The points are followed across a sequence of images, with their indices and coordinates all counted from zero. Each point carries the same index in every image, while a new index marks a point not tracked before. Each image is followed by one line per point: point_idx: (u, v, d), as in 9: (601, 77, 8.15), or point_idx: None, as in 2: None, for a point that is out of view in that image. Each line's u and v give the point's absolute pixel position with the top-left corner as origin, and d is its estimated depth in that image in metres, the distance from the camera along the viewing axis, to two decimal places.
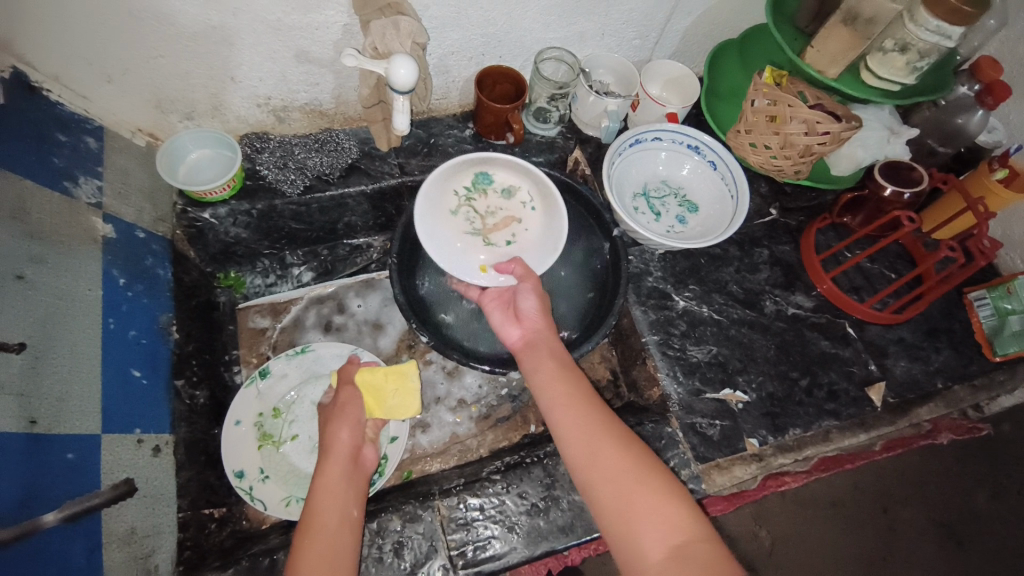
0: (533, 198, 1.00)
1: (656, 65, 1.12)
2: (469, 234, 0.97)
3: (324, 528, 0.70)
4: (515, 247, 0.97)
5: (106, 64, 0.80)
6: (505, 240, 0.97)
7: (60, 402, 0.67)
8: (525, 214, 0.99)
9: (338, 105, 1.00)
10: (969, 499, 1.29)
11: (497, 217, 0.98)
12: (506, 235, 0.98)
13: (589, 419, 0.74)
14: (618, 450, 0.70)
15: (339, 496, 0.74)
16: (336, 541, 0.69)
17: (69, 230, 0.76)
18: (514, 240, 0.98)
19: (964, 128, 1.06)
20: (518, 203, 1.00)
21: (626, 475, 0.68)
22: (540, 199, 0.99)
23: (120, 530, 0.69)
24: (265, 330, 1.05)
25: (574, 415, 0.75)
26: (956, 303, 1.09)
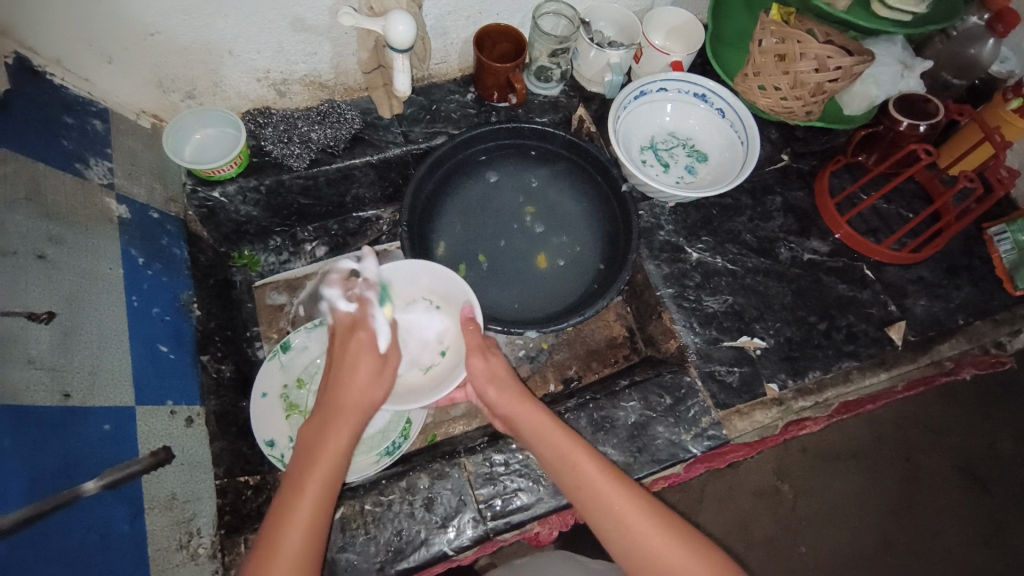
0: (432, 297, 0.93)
1: (657, 13, 1.09)
2: (406, 370, 0.89)
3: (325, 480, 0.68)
4: (451, 352, 0.91)
5: (106, 44, 0.81)
6: (438, 353, 0.91)
7: (92, 375, 0.69)
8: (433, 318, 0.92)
9: (337, 75, 0.99)
10: (994, 444, 1.28)
11: (413, 341, 0.91)
12: (436, 351, 0.91)
13: (611, 496, 0.70)
14: (646, 521, 0.69)
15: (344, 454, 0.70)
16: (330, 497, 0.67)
17: (86, 210, 0.77)
18: (445, 346, 0.91)
19: (977, 59, 1.03)
20: (422, 312, 0.92)
21: (659, 546, 0.67)
22: (440, 297, 0.92)
23: (162, 495, 0.72)
24: (283, 306, 1.07)
25: (599, 493, 0.71)
26: (975, 238, 1.07)
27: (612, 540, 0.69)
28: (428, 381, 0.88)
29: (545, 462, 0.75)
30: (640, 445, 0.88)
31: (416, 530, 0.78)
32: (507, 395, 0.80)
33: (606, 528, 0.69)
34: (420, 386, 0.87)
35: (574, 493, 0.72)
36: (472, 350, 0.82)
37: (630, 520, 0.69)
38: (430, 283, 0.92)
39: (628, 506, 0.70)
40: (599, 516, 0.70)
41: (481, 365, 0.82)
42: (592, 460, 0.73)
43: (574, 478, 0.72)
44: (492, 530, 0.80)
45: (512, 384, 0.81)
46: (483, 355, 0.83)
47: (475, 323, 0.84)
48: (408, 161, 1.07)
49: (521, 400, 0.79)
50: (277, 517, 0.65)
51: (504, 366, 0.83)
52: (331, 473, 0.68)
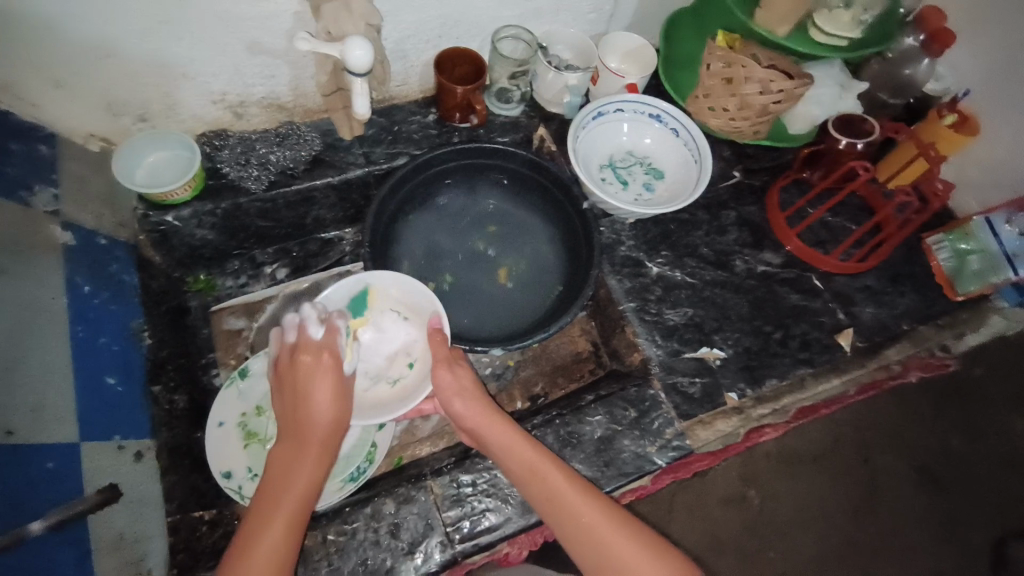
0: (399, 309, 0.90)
1: (612, 38, 1.13)
2: (372, 384, 0.87)
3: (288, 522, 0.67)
4: (420, 363, 0.88)
5: (53, 68, 0.79)
6: (407, 365, 0.89)
7: (35, 411, 0.66)
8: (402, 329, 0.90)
9: (297, 97, 0.99)
10: (945, 442, 1.34)
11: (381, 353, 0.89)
12: (404, 364, 0.89)
13: (577, 505, 0.71)
14: (613, 530, 0.69)
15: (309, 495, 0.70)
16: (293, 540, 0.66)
17: (26, 239, 0.74)
18: (414, 357, 0.89)
19: (912, 78, 1.11)
20: (389, 325, 0.90)
21: (625, 556, 0.67)
22: (408, 309, 0.90)
23: (109, 536, 0.69)
24: (242, 330, 1.04)
25: (565, 503, 0.71)
26: (915, 248, 1.14)
27: (579, 550, 0.69)
28: (395, 393, 0.86)
29: (513, 476, 0.75)
30: (607, 459, 0.88)
31: (382, 558, 0.76)
32: (476, 408, 0.79)
33: (573, 539, 0.69)
34: (387, 401, 0.85)
35: (541, 505, 0.72)
36: (439, 362, 0.80)
37: (595, 529, 0.69)
38: (398, 295, 0.90)
39: (594, 517, 0.70)
40: (566, 525, 0.70)
41: (448, 377, 0.80)
42: (560, 472, 0.73)
43: (542, 491, 0.73)
44: (460, 553, 0.79)
45: (482, 397, 0.80)
46: (450, 367, 0.80)
47: (443, 335, 0.83)
48: (371, 181, 1.06)
49: (489, 413, 0.78)
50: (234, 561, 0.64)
51: (471, 377, 0.81)
52: (293, 516, 0.67)
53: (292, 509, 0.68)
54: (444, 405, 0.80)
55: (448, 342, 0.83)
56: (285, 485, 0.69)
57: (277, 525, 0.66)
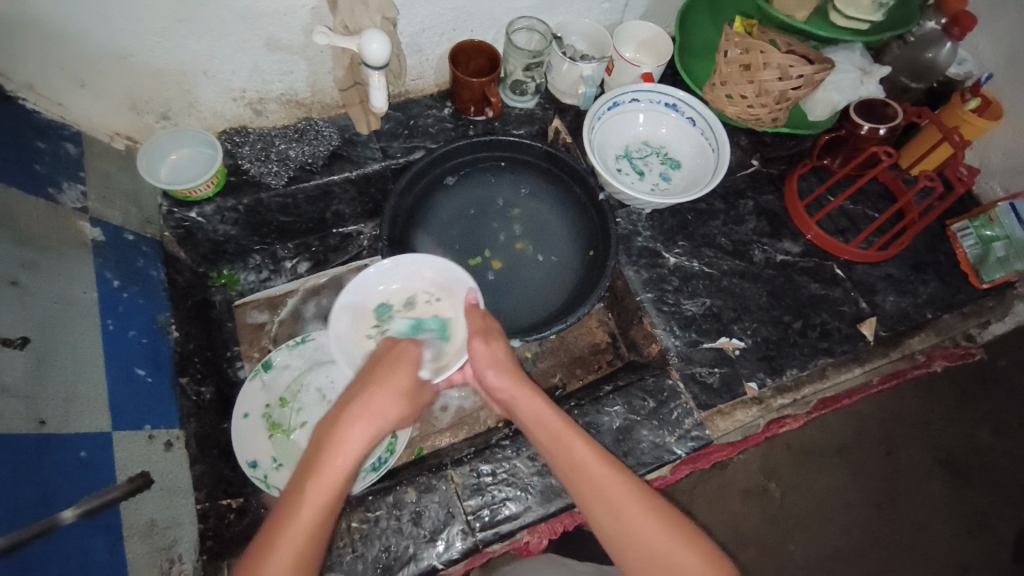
0: (433, 292, 0.95)
1: (628, 27, 1.12)
2: None
3: (333, 482, 0.63)
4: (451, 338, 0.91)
5: (79, 68, 0.80)
6: (438, 340, 0.92)
7: (68, 401, 0.67)
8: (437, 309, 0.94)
9: (314, 93, 1.00)
10: (970, 434, 1.31)
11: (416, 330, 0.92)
12: (434, 336, 0.91)
13: (602, 477, 0.70)
14: (636, 505, 0.68)
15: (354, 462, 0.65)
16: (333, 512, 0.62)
17: (58, 233, 0.76)
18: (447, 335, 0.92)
19: (933, 62, 1.07)
20: (423, 304, 0.95)
21: (650, 530, 0.66)
22: (440, 289, 0.95)
23: (142, 522, 0.70)
24: (264, 324, 1.07)
25: (590, 475, 0.70)
26: (939, 235, 1.12)
27: (601, 518, 0.68)
28: (427, 364, 0.89)
29: (538, 443, 0.76)
30: (626, 449, 0.89)
31: (404, 546, 0.78)
32: (507, 379, 0.80)
33: (596, 508, 0.69)
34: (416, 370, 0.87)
35: (564, 473, 0.72)
36: (476, 333, 0.83)
37: (617, 501, 0.68)
38: (432, 275, 0.95)
39: (620, 490, 0.69)
40: (588, 497, 0.70)
41: (483, 349, 0.81)
42: (585, 442, 0.73)
43: (567, 459, 0.72)
44: (482, 541, 0.79)
45: (514, 369, 0.81)
46: (486, 339, 0.82)
47: (479, 309, 0.87)
48: (388, 175, 1.07)
49: (522, 385, 0.79)
50: (274, 526, 0.60)
51: (506, 350, 0.83)
52: (341, 477, 0.64)
53: (339, 472, 0.63)
54: (479, 375, 0.82)
55: (485, 318, 0.85)
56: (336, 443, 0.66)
57: (323, 483, 0.62)
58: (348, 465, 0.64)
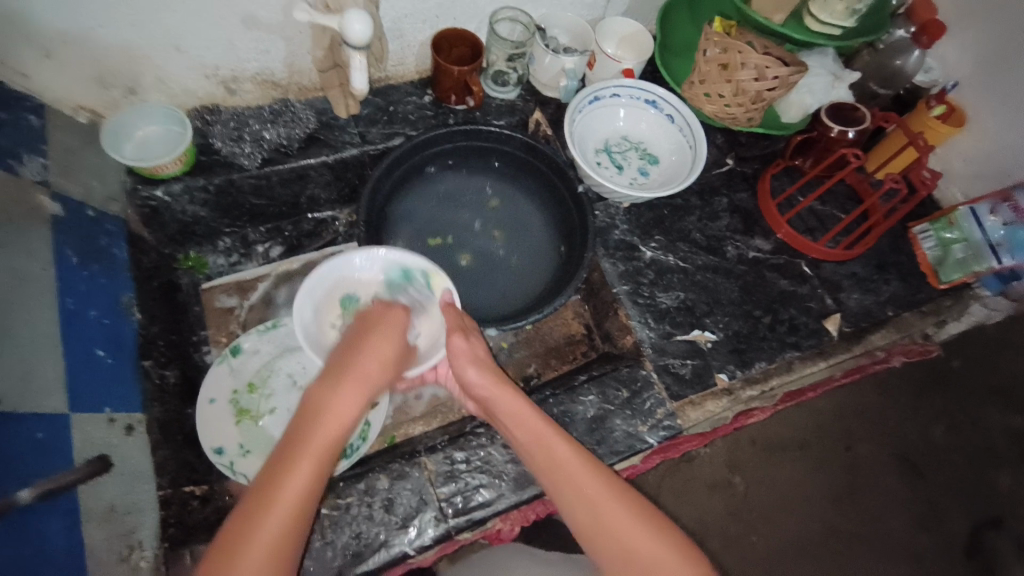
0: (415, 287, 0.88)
1: (609, 22, 1.13)
2: None
3: (321, 451, 0.65)
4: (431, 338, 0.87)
5: (41, 36, 0.77)
6: (417, 339, 0.88)
7: (21, 381, 0.64)
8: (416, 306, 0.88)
9: (291, 74, 0.98)
10: (925, 431, 1.37)
11: None
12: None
13: (579, 476, 0.71)
14: (611, 504, 0.69)
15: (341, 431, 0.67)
16: (320, 485, 0.64)
17: (15, 207, 0.73)
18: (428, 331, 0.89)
19: (901, 69, 1.11)
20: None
21: (623, 529, 0.68)
22: (419, 286, 0.90)
23: (100, 507, 0.68)
24: (233, 309, 1.03)
25: (567, 474, 0.72)
26: (901, 237, 1.16)
27: (577, 516, 0.70)
28: None
29: (519, 443, 0.77)
30: (599, 438, 0.90)
31: (375, 532, 0.77)
32: (484, 374, 0.79)
33: (573, 507, 0.70)
34: None
35: (543, 471, 0.74)
36: (453, 330, 0.81)
37: (593, 499, 0.70)
38: (401, 272, 0.90)
39: (597, 490, 0.70)
40: (565, 497, 0.71)
41: (462, 345, 0.80)
42: (564, 442, 0.74)
43: (546, 458, 0.74)
44: (454, 528, 0.79)
45: (492, 367, 0.80)
46: (465, 335, 0.81)
47: (455, 307, 0.84)
48: (366, 161, 1.06)
49: (500, 384, 0.79)
50: (259, 500, 0.61)
51: (484, 348, 0.82)
52: (330, 443, 0.66)
53: (324, 443, 0.65)
54: (458, 372, 0.80)
55: (461, 315, 0.83)
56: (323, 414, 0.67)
57: (312, 452, 0.64)
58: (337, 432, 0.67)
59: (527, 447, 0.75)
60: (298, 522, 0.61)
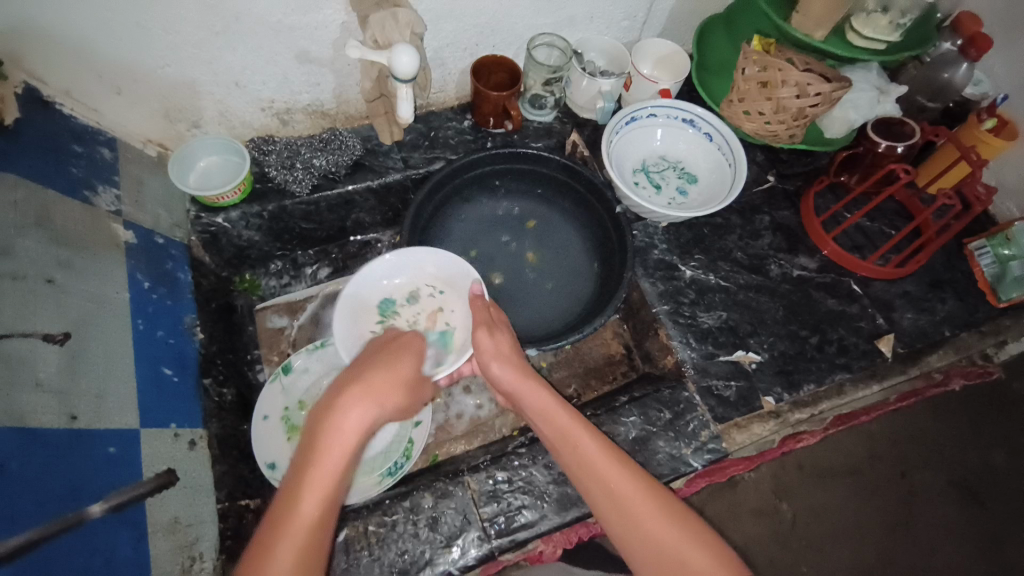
0: (436, 284, 0.96)
1: (645, 44, 1.15)
2: None
3: (340, 457, 0.64)
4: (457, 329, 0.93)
5: (116, 75, 0.84)
6: (444, 332, 0.93)
7: (99, 398, 0.69)
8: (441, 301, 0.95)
9: (340, 104, 1.03)
10: (987, 457, 1.29)
11: (421, 323, 0.93)
12: (441, 329, 0.93)
13: (610, 474, 0.70)
14: (645, 503, 0.68)
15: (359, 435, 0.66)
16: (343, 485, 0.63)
17: (92, 235, 0.78)
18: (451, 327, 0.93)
19: (950, 82, 1.09)
20: (426, 297, 0.95)
21: (660, 532, 0.66)
22: (443, 282, 0.96)
23: (165, 519, 0.71)
24: (283, 329, 1.08)
25: (597, 471, 0.70)
26: (956, 253, 1.11)
27: (609, 517, 0.68)
28: (435, 358, 0.90)
29: (547, 439, 0.76)
30: (642, 460, 0.88)
31: (421, 550, 0.78)
32: (509, 368, 0.81)
33: (604, 506, 0.69)
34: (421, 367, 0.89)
35: (573, 469, 0.72)
36: (480, 325, 0.83)
37: (626, 499, 0.68)
38: (435, 270, 0.97)
39: (630, 490, 0.69)
40: (597, 495, 0.70)
41: (487, 339, 0.82)
42: (592, 438, 0.73)
43: (574, 456, 0.73)
44: (497, 548, 0.79)
45: (517, 361, 0.81)
46: (490, 331, 0.83)
47: (484, 300, 0.87)
48: (408, 185, 1.09)
49: (525, 379, 0.79)
50: (283, 506, 0.60)
51: (510, 342, 0.83)
52: (348, 448, 0.65)
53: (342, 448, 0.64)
54: (484, 366, 0.82)
55: (489, 309, 0.86)
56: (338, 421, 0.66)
57: (328, 459, 0.63)
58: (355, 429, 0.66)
59: (554, 443, 0.75)
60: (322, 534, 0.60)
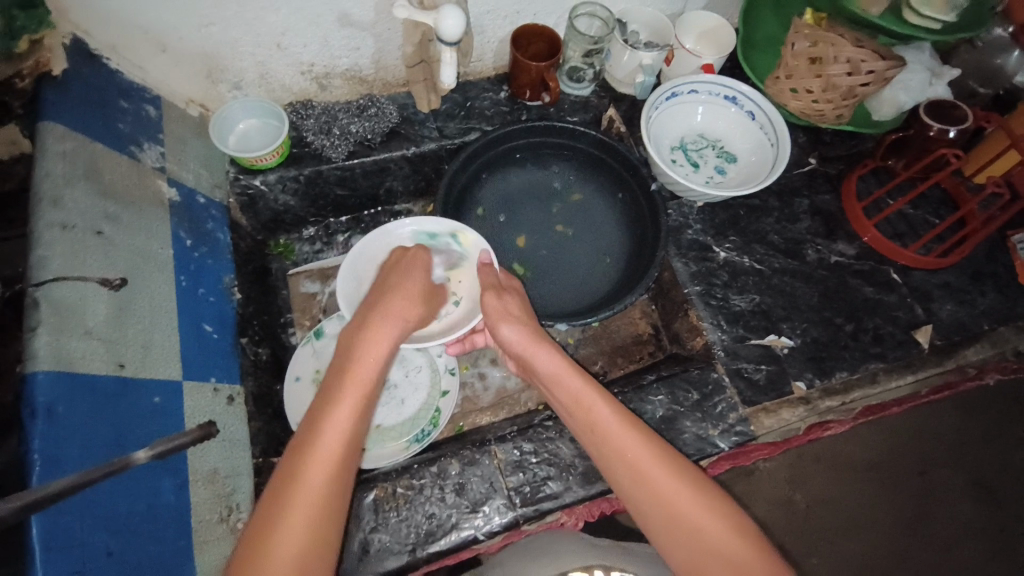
0: (444, 256, 0.93)
1: (689, 18, 1.11)
2: (422, 324, 0.89)
3: (357, 398, 0.66)
4: (467, 301, 0.91)
5: (161, 33, 0.83)
6: (454, 304, 0.91)
7: (145, 349, 0.71)
8: (447, 274, 0.93)
9: (378, 70, 1.03)
10: (1007, 458, 1.28)
11: None
12: (449, 301, 0.91)
13: (624, 438, 0.70)
14: (660, 471, 0.68)
15: (373, 375, 0.69)
16: (360, 426, 0.65)
17: (138, 191, 0.80)
18: (461, 296, 0.92)
19: (1003, 68, 1.07)
20: (434, 271, 0.93)
21: (675, 498, 0.66)
22: (450, 254, 0.93)
23: (205, 468, 0.74)
24: (316, 294, 1.10)
25: (609, 436, 0.71)
26: (1000, 246, 1.08)
27: (623, 482, 0.69)
28: (445, 329, 0.89)
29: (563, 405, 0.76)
30: (668, 438, 0.88)
31: (447, 514, 0.80)
32: (523, 332, 0.80)
33: (618, 471, 0.69)
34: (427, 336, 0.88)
35: (590, 437, 0.73)
36: (488, 289, 0.84)
37: (638, 462, 0.68)
38: (440, 243, 0.93)
39: (641, 453, 0.69)
40: (608, 458, 0.70)
41: (495, 303, 0.82)
42: (608, 407, 0.72)
43: (587, 418, 0.73)
44: (522, 516, 0.81)
45: (529, 322, 0.82)
46: (498, 294, 0.83)
47: (490, 267, 0.87)
48: (442, 155, 1.09)
49: (536, 343, 0.79)
50: (303, 446, 0.61)
51: (520, 306, 0.84)
52: (365, 388, 0.67)
53: (363, 387, 0.67)
54: (494, 328, 0.82)
55: (496, 274, 0.86)
56: (355, 360, 0.69)
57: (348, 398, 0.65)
58: (373, 371, 0.69)
59: (569, 408, 0.75)
60: (343, 475, 0.61)
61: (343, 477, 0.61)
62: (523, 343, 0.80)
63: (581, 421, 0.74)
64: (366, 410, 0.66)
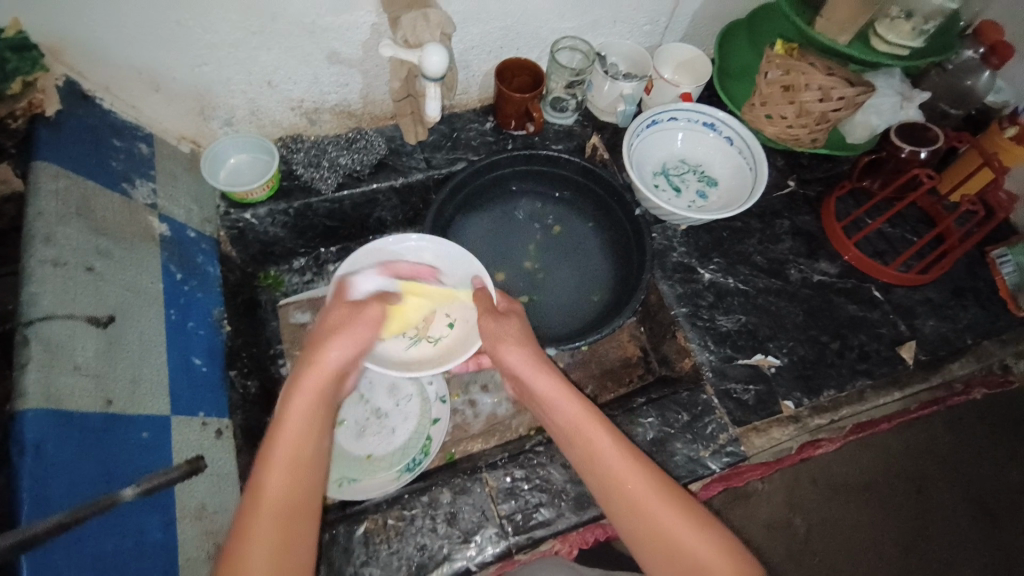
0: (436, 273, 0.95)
1: (667, 49, 1.15)
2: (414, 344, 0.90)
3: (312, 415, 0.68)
4: (459, 322, 0.92)
5: (154, 73, 0.86)
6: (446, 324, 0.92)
7: (133, 384, 0.71)
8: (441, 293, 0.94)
9: (365, 105, 1.05)
10: (1001, 473, 1.28)
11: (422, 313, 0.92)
12: (444, 322, 0.92)
13: (620, 466, 0.70)
14: (654, 496, 0.68)
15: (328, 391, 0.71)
16: (316, 446, 0.66)
17: (130, 227, 0.81)
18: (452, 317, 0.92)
19: (973, 89, 1.09)
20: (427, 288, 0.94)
21: (671, 527, 0.66)
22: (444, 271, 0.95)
23: (193, 504, 0.73)
24: (306, 324, 1.09)
25: (608, 465, 0.71)
26: (978, 261, 1.11)
27: (621, 512, 0.68)
28: (438, 351, 0.90)
29: (558, 429, 0.77)
30: (660, 461, 0.88)
31: (439, 545, 0.79)
32: (523, 357, 0.80)
33: (613, 500, 0.69)
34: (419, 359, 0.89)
35: (586, 466, 0.73)
36: (486, 313, 0.86)
37: (635, 491, 0.68)
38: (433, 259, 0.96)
39: (637, 482, 0.69)
40: (603, 488, 0.70)
41: (494, 326, 0.84)
42: (605, 434, 0.73)
43: (585, 447, 0.73)
44: (514, 545, 0.80)
45: (533, 347, 0.82)
46: (496, 317, 0.85)
47: (488, 293, 0.89)
48: (430, 185, 1.11)
49: (537, 367, 0.79)
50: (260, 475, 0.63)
51: (517, 328, 0.84)
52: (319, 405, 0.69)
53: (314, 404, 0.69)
54: (496, 351, 0.82)
55: (492, 298, 0.88)
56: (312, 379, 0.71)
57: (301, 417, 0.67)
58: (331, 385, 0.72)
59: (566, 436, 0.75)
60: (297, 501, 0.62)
61: (300, 504, 0.62)
62: (519, 368, 0.80)
63: (579, 450, 0.74)
64: (321, 431, 0.68)
